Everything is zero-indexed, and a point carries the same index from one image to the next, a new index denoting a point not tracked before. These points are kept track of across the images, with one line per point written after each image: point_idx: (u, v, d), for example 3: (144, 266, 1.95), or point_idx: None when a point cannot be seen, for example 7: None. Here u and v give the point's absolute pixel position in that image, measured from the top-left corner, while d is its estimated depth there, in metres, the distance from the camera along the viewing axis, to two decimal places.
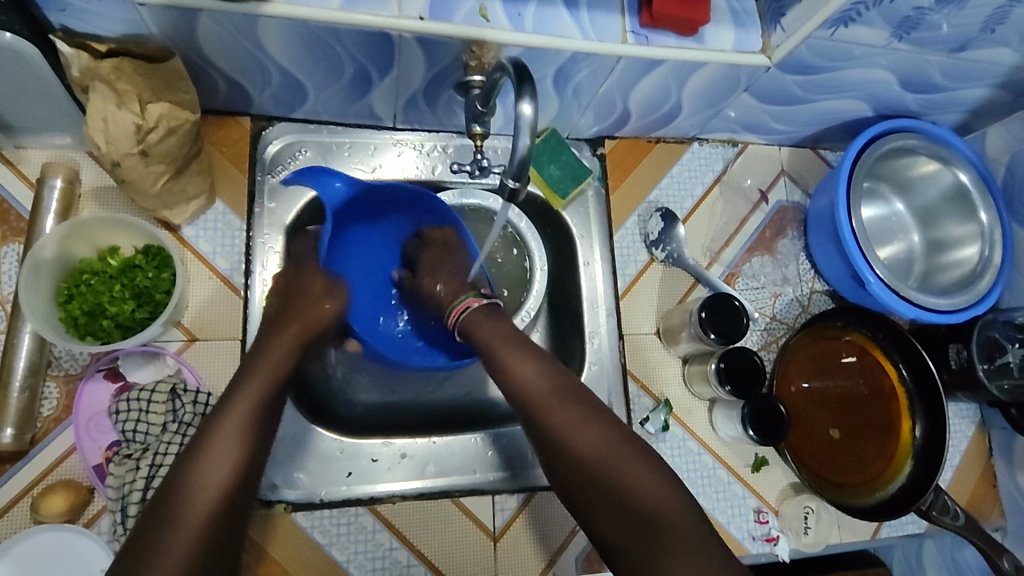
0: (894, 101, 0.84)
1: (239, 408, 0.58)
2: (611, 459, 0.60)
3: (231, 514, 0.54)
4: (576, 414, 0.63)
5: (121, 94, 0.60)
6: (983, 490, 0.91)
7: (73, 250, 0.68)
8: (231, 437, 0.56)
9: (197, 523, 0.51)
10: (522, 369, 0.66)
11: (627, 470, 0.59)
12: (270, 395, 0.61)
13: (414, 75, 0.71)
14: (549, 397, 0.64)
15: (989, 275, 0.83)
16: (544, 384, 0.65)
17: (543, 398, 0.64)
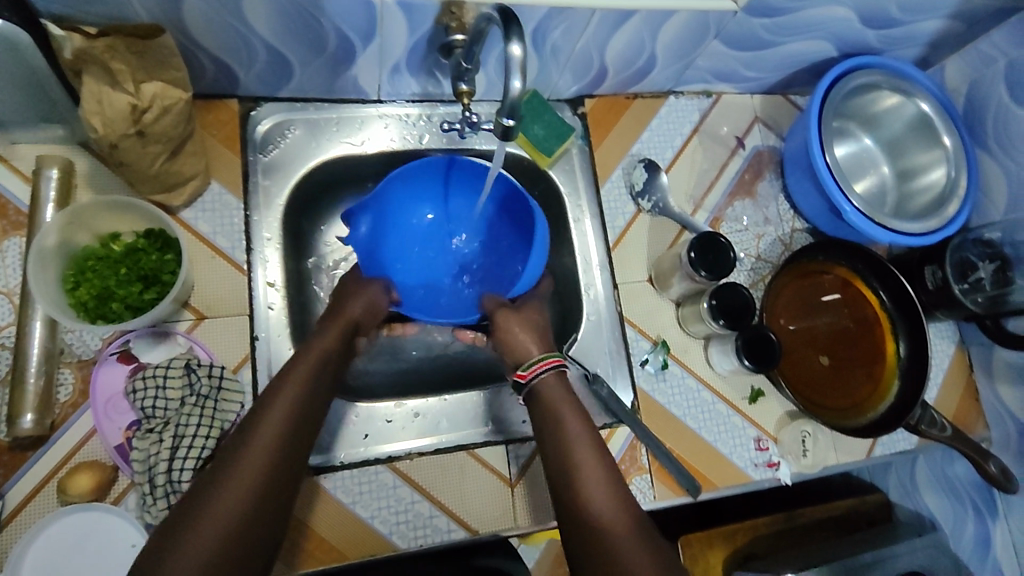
0: (855, 39, 0.88)
1: (274, 415, 0.59)
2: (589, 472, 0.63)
3: (257, 524, 0.53)
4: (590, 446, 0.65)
5: (116, 74, 0.60)
6: (966, 405, 0.97)
7: (75, 238, 0.69)
8: (272, 438, 0.57)
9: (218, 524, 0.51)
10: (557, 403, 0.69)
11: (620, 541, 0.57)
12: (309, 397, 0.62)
13: (397, 42, 0.73)
14: (580, 438, 0.66)
15: (957, 197, 0.88)
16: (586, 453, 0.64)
17: (574, 442, 0.66)
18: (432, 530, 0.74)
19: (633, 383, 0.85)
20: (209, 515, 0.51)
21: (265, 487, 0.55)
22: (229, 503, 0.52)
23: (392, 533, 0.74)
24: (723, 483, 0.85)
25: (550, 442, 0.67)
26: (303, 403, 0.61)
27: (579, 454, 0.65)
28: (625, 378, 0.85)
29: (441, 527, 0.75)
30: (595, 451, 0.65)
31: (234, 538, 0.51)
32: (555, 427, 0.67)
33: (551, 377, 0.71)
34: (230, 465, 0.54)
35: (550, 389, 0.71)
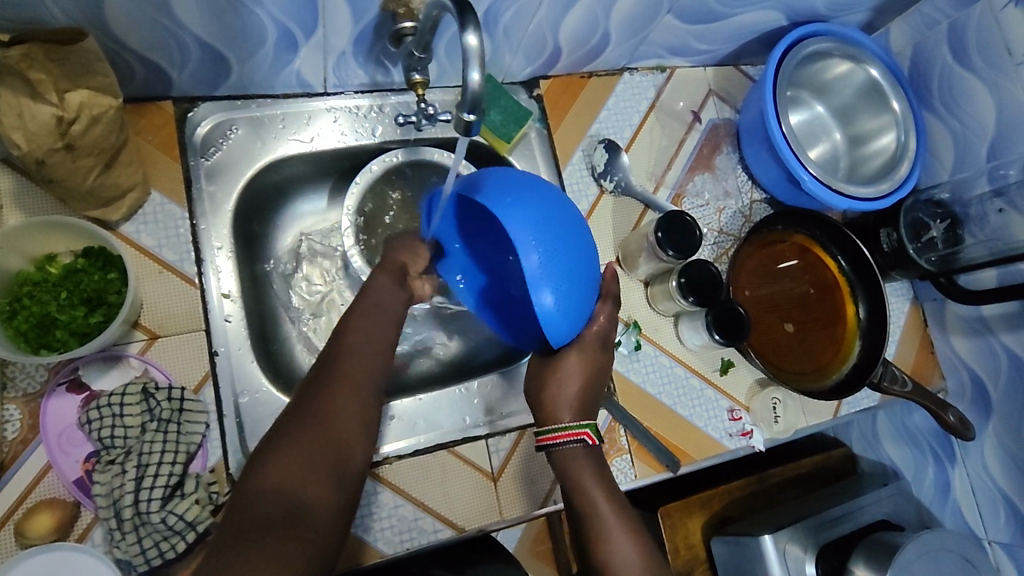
0: (804, 7, 0.88)
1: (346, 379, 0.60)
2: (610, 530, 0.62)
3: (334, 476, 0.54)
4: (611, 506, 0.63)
5: (36, 84, 0.54)
6: (922, 358, 1.02)
7: (5, 264, 0.64)
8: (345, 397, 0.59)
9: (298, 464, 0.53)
10: (574, 456, 0.66)
11: None
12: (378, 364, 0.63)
13: (342, 32, 0.69)
14: (612, 523, 0.62)
15: (907, 159, 0.90)
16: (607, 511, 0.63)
17: (610, 535, 0.62)
18: (418, 532, 0.73)
19: None
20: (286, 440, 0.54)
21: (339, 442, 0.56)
22: (305, 449, 0.54)
23: (377, 540, 0.72)
24: (700, 456, 0.87)
25: (583, 530, 0.63)
26: (370, 345, 0.63)
27: (613, 545, 0.61)
28: None
29: (427, 528, 0.74)
30: (631, 538, 0.62)
31: (314, 455, 0.54)
32: (585, 516, 0.64)
33: (576, 450, 0.66)
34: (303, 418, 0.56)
35: (573, 462, 0.66)
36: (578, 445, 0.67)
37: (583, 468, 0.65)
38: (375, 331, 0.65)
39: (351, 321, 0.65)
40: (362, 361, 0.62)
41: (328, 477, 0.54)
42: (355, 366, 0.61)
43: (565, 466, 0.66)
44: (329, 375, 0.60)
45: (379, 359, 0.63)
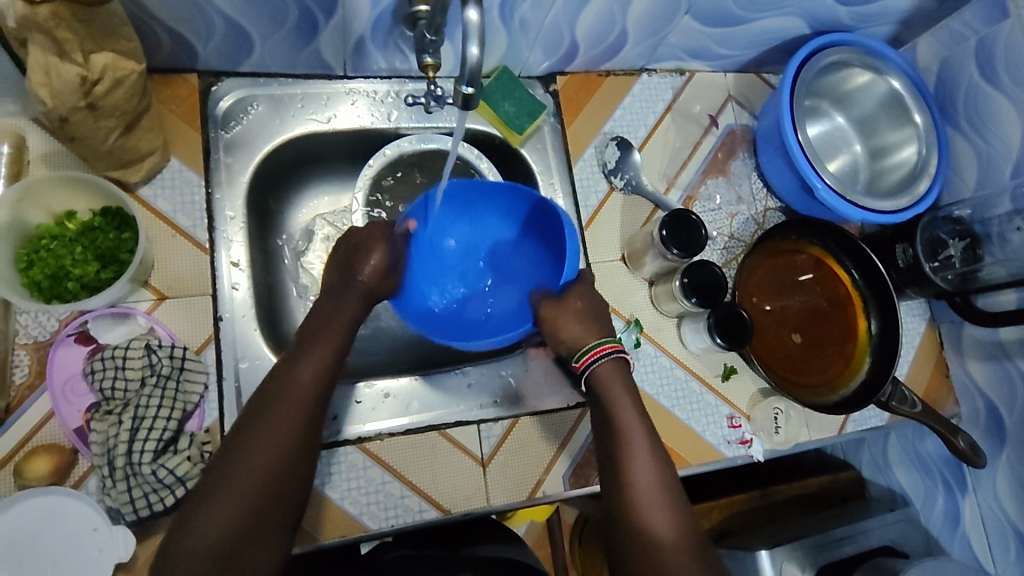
0: (827, 15, 0.88)
1: (279, 418, 0.60)
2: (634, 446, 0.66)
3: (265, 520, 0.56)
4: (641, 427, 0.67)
5: (62, 44, 0.56)
6: (937, 381, 0.98)
7: (27, 216, 0.67)
8: (274, 439, 0.58)
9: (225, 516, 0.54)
10: (610, 379, 0.69)
11: (654, 519, 0.61)
12: (314, 400, 0.62)
13: (360, 14, 0.71)
14: (635, 439, 0.66)
15: (927, 174, 0.88)
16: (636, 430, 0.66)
17: (633, 451, 0.65)
18: (403, 510, 0.74)
19: None
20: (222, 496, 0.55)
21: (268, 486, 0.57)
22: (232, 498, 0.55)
23: (362, 514, 0.73)
24: (696, 461, 0.85)
25: (610, 442, 0.67)
26: (313, 390, 0.62)
27: (632, 460, 0.65)
28: None
29: (413, 507, 0.74)
30: (652, 460, 0.65)
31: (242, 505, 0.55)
32: (612, 430, 0.67)
33: (608, 369, 0.70)
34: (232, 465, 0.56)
35: (608, 382, 0.69)
36: (607, 362, 0.70)
37: (621, 391, 0.69)
38: (320, 374, 0.64)
39: (296, 352, 0.65)
40: (296, 397, 0.61)
41: (256, 527, 0.56)
42: (290, 402, 0.61)
43: (602, 388, 0.69)
44: (263, 413, 0.60)
45: (318, 406, 0.62)
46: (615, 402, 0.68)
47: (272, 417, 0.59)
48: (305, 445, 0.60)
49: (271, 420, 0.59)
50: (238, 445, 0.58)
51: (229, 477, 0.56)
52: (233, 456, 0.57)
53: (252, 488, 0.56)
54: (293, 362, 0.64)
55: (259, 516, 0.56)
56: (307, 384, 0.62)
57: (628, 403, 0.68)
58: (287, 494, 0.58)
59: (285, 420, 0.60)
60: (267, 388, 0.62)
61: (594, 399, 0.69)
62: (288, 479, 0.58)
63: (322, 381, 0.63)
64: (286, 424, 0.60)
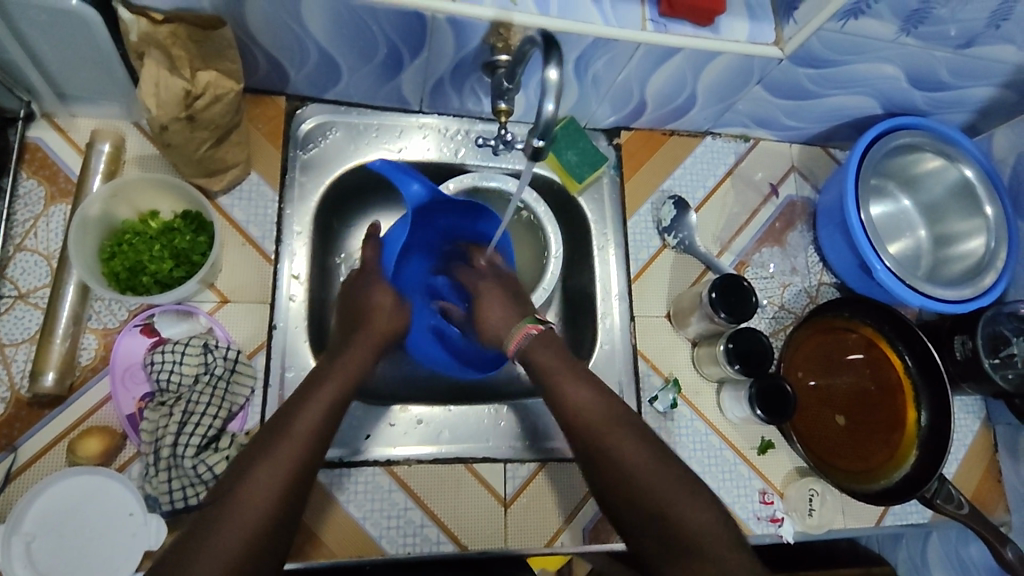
0: (902, 98, 0.87)
1: (286, 445, 0.56)
2: (567, 381, 0.66)
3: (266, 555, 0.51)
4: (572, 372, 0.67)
5: (175, 59, 0.64)
6: (988, 485, 0.93)
7: (116, 212, 0.73)
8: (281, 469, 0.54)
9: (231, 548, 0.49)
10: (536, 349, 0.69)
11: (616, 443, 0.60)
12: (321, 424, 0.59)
13: (442, 57, 0.75)
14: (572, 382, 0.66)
15: (995, 267, 0.86)
16: (568, 371, 0.67)
17: (570, 393, 0.65)
18: (421, 539, 0.74)
19: (639, 417, 0.84)
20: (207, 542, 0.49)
21: (273, 517, 0.52)
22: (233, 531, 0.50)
23: (381, 537, 0.73)
24: None
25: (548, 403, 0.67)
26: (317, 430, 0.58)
27: (575, 398, 0.65)
28: (631, 410, 0.84)
29: (431, 538, 0.74)
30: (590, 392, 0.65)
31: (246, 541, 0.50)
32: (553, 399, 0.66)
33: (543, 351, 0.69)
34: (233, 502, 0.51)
35: (537, 351, 0.69)
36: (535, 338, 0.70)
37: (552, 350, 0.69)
38: (322, 421, 0.60)
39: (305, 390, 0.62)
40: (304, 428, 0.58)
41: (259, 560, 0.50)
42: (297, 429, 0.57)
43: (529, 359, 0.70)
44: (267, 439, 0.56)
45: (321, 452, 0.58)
46: (546, 362, 0.68)
47: (277, 458, 0.54)
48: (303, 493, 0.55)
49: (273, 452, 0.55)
50: (242, 475, 0.53)
51: (239, 502, 0.51)
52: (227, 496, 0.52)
53: (258, 518, 0.51)
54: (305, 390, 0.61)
55: (287, 509, 0.53)
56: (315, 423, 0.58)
57: (553, 354, 0.69)
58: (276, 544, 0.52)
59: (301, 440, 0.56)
60: (272, 424, 0.58)
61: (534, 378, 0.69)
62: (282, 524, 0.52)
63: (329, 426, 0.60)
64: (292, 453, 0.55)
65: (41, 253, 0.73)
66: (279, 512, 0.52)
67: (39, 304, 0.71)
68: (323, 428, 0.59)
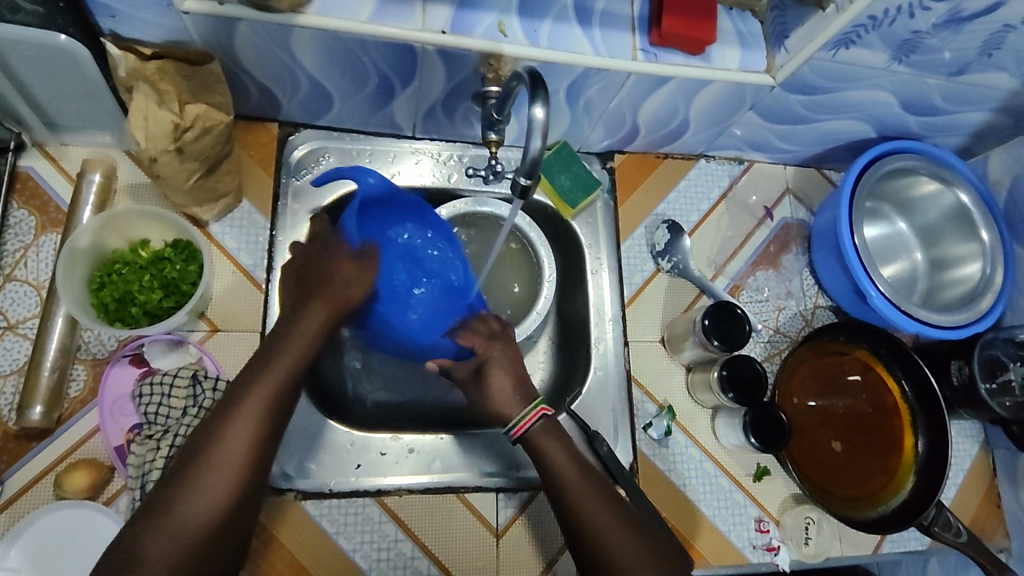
0: (896, 122, 0.87)
1: (216, 468, 0.55)
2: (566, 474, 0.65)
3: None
4: (564, 454, 0.66)
5: (163, 94, 0.64)
6: (986, 510, 0.92)
7: (106, 241, 0.73)
8: (210, 496, 0.54)
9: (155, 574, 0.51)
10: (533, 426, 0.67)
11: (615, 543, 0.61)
12: (254, 449, 0.58)
13: (434, 86, 0.75)
14: (574, 483, 0.64)
15: (990, 293, 0.85)
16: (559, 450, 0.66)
17: (560, 470, 0.65)
18: (412, 572, 0.73)
19: (633, 445, 0.84)
20: (175, 517, 0.53)
21: (198, 543, 0.53)
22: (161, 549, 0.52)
23: (371, 569, 0.73)
24: (717, 562, 0.82)
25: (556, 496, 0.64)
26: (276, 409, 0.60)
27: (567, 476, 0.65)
28: (625, 437, 0.83)
29: (421, 570, 0.74)
30: (577, 468, 0.65)
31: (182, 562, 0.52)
32: (551, 478, 0.65)
33: (541, 429, 0.67)
34: (159, 525, 0.52)
35: (540, 435, 0.67)
36: (540, 423, 0.67)
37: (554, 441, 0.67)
38: (268, 409, 0.59)
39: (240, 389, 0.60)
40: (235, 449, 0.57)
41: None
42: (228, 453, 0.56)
43: (526, 438, 0.67)
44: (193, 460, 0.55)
45: (260, 455, 0.58)
46: (542, 443, 0.66)
47: (206, 480, 0.55)
48: (247, 495, 0.57)
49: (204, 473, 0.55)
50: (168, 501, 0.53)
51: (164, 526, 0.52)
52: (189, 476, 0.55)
53: (193, 537, 0.53)
54: (239, 390, 0.60)
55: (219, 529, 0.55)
56: (263, 413, 0.59)
57: (544, 429, 0.67)
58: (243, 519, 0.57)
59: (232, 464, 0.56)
60: (201, 436, 0.57)
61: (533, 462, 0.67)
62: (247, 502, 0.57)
63: (263, 433, 0.59)
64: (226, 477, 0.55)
65: (31, 283, 0.73)
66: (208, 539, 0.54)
67: (28, 335, 0.71)
68: (256, 450, 0.58)
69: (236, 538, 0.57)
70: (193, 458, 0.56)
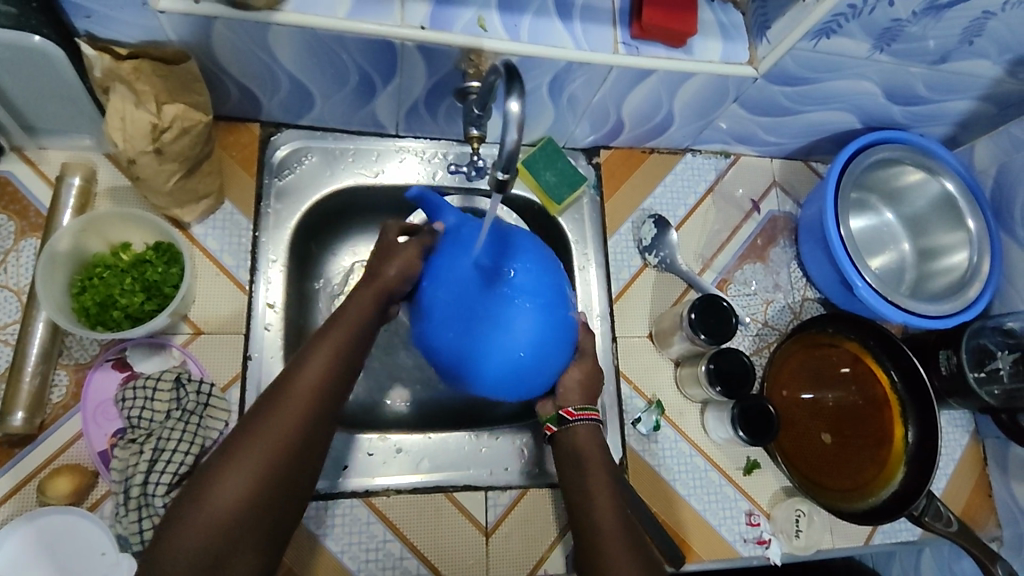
0: (881, 113, 0.87)
1: (279, 415, 0.58)
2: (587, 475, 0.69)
3: (256, 516, 0.54)
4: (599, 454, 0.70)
5: (140, 94, 0.63)
6: (977, 499, 0.92)
7: (87, 245, 0.72)
8: (271, 440, 0.57)
9: (220, 509, 0.53)
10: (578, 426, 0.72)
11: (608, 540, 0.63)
12: (317, 403, 0.60)
13: (415, 83, 0.74)
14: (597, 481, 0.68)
15: (978, 281, 0.85)
16: (590, 450, 0.71)
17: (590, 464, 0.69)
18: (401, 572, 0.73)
19: (623, 441, 0.83)
20: (206, 506, 0.53)
21: (258, 485, 0.55)
22: (227, 488, 0.54)
23: (359, 570, 0.72)
24: (709, 557, 0.82)
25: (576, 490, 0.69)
26: (321, 404, 0.60)
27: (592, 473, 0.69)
28: (615, 434, 0.83)
29: (410, 570, 0.73)
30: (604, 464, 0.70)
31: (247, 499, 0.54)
32: (576, 475, 0.70)
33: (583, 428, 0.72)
34: (226, 462, 0.55)
35: (579, 430, 0.72)
36: (588, 424, 0.72)
37: (592, 441, 0.71)
38: (331, 364, 0.62)
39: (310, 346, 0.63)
40: (297, 400, 0.59)
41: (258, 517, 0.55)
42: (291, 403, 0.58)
43: (569, 437, 0.72)
44: (260, 410, 0.58)
45: (323, 408, 0.60)
46: (580, 442, 0.71)
47: (269, 426, 0.57)
48: (303, 458, 0.58)
49: (270, 418, 0.57)
50: (236, 441, 0.56)
51: (230, 465, 0.55)
52: (220, 466, 0.55)
53: (256, 477, 0.55)
54: (307, 348, 0.63)
55: (281, 475, 0.56)
56: (302, 404, 0.59)
57: (585, 431, 0.72)
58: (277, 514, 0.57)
59: (296, 414, 0.58)
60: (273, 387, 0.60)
61: (567, 456, 0.72)
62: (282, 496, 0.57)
63: (326, 387, 0.61)
64: (288, 423, 0.58)
65: (12, 288, 0.72)
66: (269, 484, 0.56)
67: (9, 341, 0.70)
68: (318, 403, 0.60)
69: (267, 533, 0.56)
70: (261, 406, 0.59)
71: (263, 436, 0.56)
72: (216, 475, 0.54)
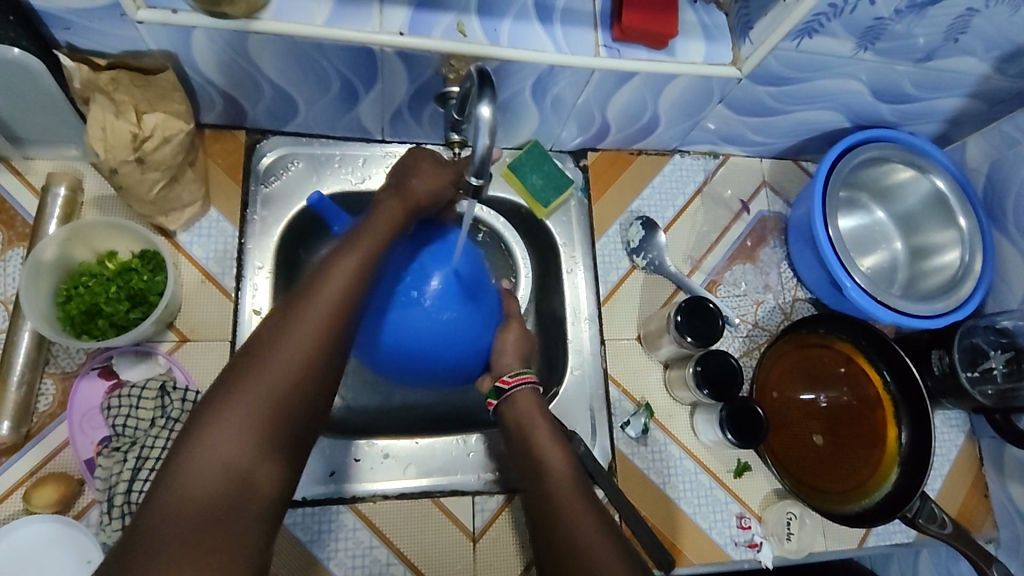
0: (869, 111, 0.86)
1: (291, 347, 0.53)
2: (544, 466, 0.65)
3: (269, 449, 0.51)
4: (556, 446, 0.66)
5: (119, 104, 0.65)
6: (973, 500, 0.91)
7: (73, 254, 0.72)
8: (283, 373, 0.52)
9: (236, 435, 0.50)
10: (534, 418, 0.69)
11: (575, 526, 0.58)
12: (331, 338, 0.55)
13: (397, 88, 0.74)
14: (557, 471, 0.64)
15: (971, 279, 0.84)
16: (545, 438, 0.67)
17: (547, 455, 0.66)
18: None
19: (611, 445, 0.83)
20: (214, 438, 0.49)
21: (271, 418, 0.51)
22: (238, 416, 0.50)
23: None
24: (700, 561, 0.81)
25: (535, 484, 0.64)
26: (328, 334, 0.55)
27: (552, 463, 0.65)
28: (603, 438, 0.83)
29: None
30: (565, 455, 0.66)
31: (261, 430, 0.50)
32: (536, 468, 0.65)
33: (524, 395, 0.70)
34: (239, 390, 0.51)
35: (529, 417, 0.69)
36: (527, 388, 0.71)
37: (546, 432, 0.67)
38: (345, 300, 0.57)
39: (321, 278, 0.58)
40: (309, 333, 0.54)
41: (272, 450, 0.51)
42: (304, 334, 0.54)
43: (522, 431, 0.68)
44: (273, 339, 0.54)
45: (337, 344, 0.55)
46: (535, 432, 0.67)
47: (282, 357, 0.53)
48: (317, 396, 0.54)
49: (281, 349, 0.53)
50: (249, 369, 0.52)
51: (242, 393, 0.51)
52: (232, 392, 0.51)
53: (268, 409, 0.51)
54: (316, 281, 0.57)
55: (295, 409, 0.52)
56: (314, 341, 0.54)
57: (542, 423, 0.68)
58: (297, 451, 0.54)
59: (309, 347, 0.54)
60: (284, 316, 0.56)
61: (522, 450, 0.68)
62: (298, 429, 0.53)
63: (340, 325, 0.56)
64: (300, 356, 0.53)
65: None
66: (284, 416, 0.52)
67: None
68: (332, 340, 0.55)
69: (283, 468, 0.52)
70: (272, 336, 0.54)
71: (274, 368, 0.52)
72: (226, 403, 0.50)
